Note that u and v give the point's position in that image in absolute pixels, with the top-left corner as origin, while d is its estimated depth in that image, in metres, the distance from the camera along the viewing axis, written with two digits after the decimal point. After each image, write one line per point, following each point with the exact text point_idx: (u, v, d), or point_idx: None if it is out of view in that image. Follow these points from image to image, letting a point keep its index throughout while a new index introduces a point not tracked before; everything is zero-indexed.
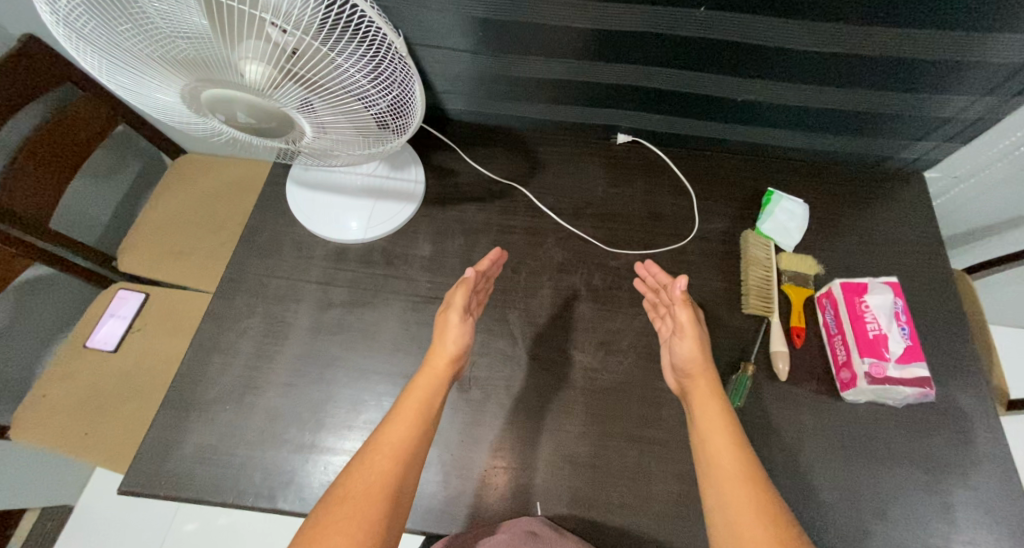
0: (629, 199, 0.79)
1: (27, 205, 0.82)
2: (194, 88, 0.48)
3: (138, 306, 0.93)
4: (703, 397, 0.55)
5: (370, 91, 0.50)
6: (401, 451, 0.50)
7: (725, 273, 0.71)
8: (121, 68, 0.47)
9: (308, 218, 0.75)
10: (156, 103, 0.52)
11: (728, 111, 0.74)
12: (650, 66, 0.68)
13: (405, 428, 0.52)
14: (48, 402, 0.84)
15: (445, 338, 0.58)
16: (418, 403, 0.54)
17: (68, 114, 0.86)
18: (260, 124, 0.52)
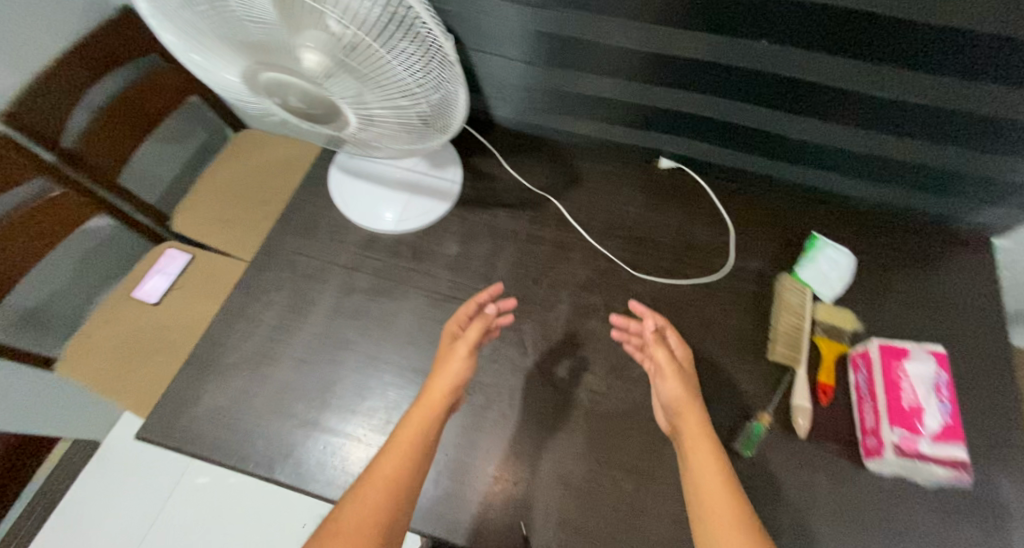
0: (664, 225, 0.77)
1: (101, 159, 0.89)
2: (255, 71, 0.50)
3: (184, 265, 0.98)
4: (694, 437, 0.53)
5: (415, 90, 0.51)
6: (393, 484, 0.49)
7: (754, 315, 0.68)
8: (195, 46, 0.50)
9: (347, 204, 0.78)
10: (220, 83, 0.55)
11: (780, 148, 0.72)
12: (703, 93, 0.67)
13: (398, 461, 0.51)
14: (92, 342, 0.90)
15: (448, 370, 0.58)
16: (413, 435, 0.53)
17: (149, 82, 0.93)
18: (309, 109, 0.54)
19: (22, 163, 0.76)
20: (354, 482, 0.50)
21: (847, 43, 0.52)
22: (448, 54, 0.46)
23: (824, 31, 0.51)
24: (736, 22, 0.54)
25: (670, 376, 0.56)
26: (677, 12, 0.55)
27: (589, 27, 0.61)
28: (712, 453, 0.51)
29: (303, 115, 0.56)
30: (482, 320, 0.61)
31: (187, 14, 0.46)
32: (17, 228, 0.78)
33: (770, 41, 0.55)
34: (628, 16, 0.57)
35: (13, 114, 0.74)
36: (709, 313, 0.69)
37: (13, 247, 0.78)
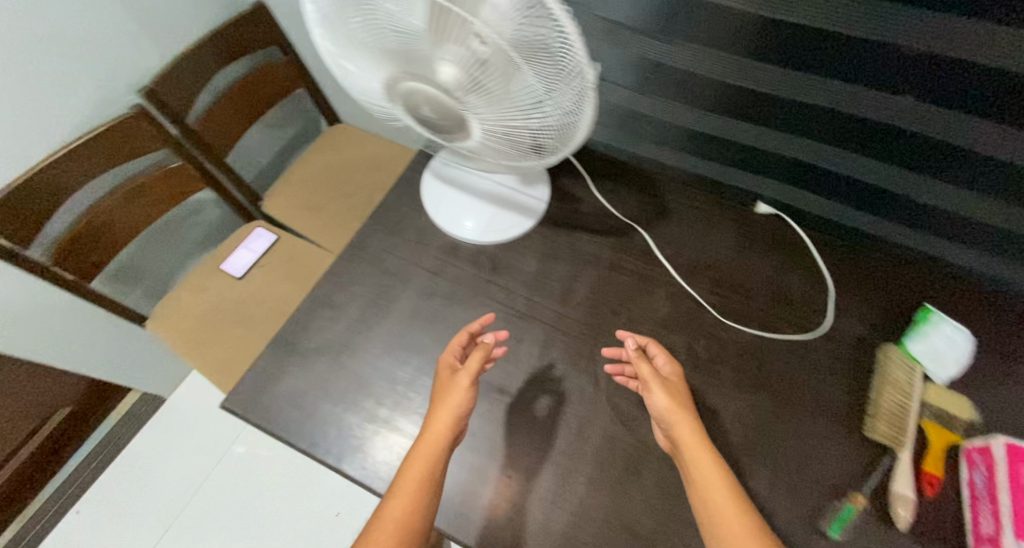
0: (754, 274, 0.74)
1: (216, 136, 0.95)
2: (393, 75, 0.52)
3: (269, 245, 1.03)
4: (690, 448, 0.51)
5: (538, 112, 0.51)
6: (406, 529, 0.48)
7: (850, 383, 0.63)
8: (343, 49, 0.53)
9: (435, 209, 0.80)
10: (357, 83, 0.58)
11: (885, 205, 0.71)
12: (812, 140, 0.68)
13: (407, 503, 0.49)
14: (180, 306, 0.96)
15: (446, 404, 0.54)
16: (419, 472, 0.51)
17: (267, 70, 1.00)
18: (434, 115, 0.55)
19: (152, 133, 0.82)
20: (363, 531, 0.48)
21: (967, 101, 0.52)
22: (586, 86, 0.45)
23: (936, 85, 0.52)
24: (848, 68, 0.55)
25: (656, 389, 0.55)
26: (789, 55, 0.58)
27: (709, 63, 0.63)
28: (713, 466, 0.49)
29: (419, 119, 0.58)
30: (482, 350, 0.58)
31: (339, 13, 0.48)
32: (135, 191, 0.83)
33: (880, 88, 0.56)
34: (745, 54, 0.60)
35: (153, 90, 0.80)
36: (799, 373, 0.64)
37: (128, 207, 0.84)
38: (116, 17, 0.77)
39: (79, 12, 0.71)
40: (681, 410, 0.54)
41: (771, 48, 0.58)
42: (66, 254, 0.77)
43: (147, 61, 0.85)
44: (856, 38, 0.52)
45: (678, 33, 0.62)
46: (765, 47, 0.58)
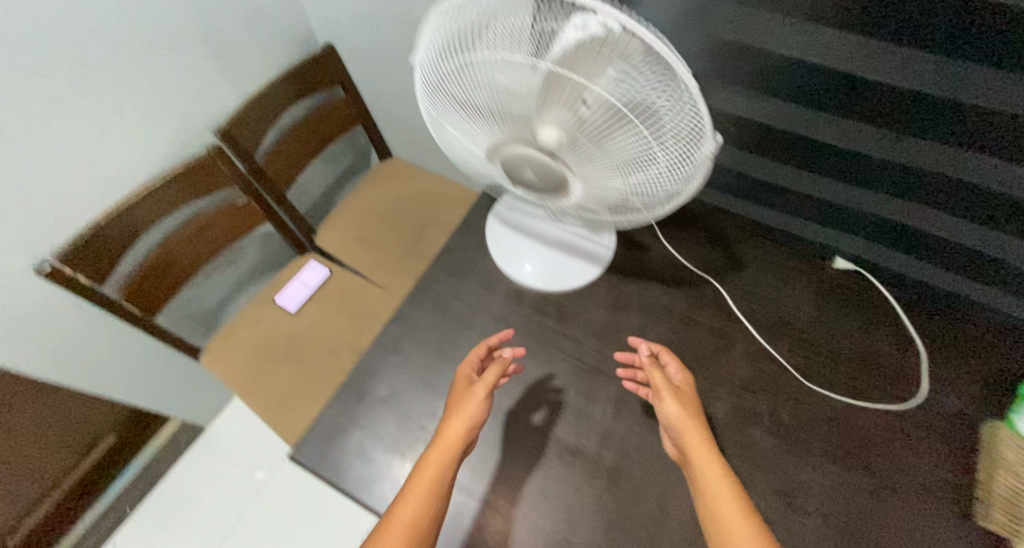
0: (838, 333, 0.70)
1: (279, 172, 0.96)
2: (492, 132, 0.52)
3: (322, 279, 1.04)
4: (699, 456, 0.50)
5: (638, 174, 0.48)
6: (415, 530, 0.46)
7: (953, 464, 0.59)
8: (442, 107, 0.53)
9: (501, 254, 0.79)
10: (448, 137, 0.58)
11: (977, 267, 0.67)
12: (895, 196, 0.65)
13: (419, 505, 0.47)
14: (234, 341, 0.96)
15: (461, 412, 0.54)
16: (430, 475, 0.49)
17: (330, 108, 1.02)
18: (527, 171, 0.54)
19: (225, 172, 0.84)
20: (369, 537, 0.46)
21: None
22: (699, 152, 0.43)
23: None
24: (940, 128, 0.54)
25: (668, 397, 0.55)
26: (878, 112, 0.56)
27: (797, 119, 0.63)
28: (721, 471, 0.49)
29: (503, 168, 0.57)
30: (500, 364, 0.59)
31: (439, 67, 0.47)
32: (203, 227, 0.85)
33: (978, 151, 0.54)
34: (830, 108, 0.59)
35: (228, 131, 0.83)
36: (894, 449, 0.61)
37: (196, 242, 0.85)
38: (201, 59, 0.80)
39: (168, 54, 0.74)
40: (690, 417, 0.54)
41: (860, 104, 0.57)
42: (137, 289, 0.78)
43: (223, 100, 0.87)
44: (962, 103, 0.50)
45: (762, 87, 0.62)
46: (853, 102, 0.57)
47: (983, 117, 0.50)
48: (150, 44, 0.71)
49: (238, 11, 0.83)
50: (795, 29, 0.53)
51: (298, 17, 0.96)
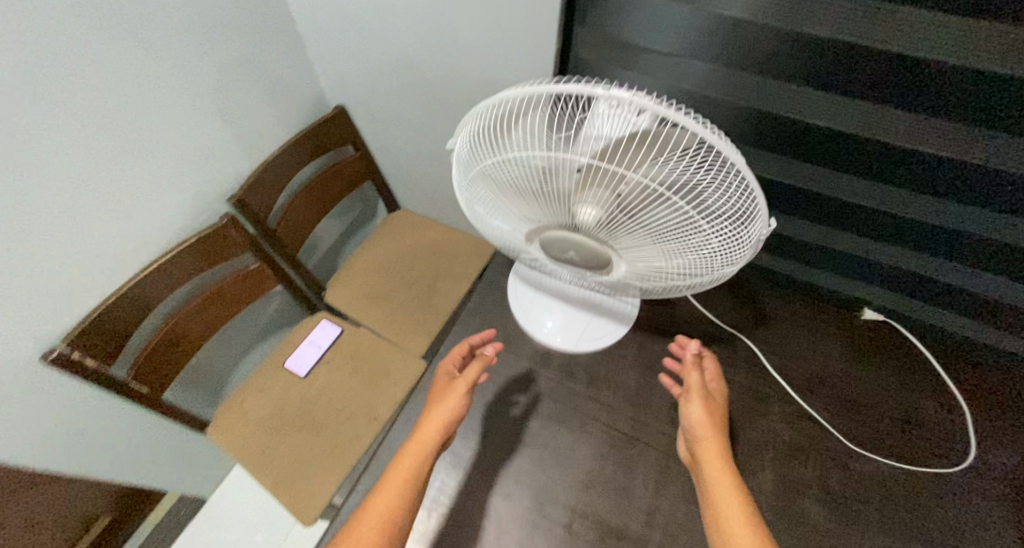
0: (877, 390, 0.68)
1: (289, 233, 0.95)
2: (530, 212, 0.51)
3: (334, 340, 1.01)
4: (715, 460, 0.54)
5: (683, 253, 0.46)
6: (390, 517, 0.50)
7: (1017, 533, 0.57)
8: (478, 189, 0.53)
9: (523, 315, 0.76)
10: (482, 215, 0.57)
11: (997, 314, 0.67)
12: (906, 249, 0.66)
13: (393, 497, 0.52)
14: (242, 411, 0.92)
15: (441, 406, 0.59)
16: (408, 468, 0.54)
17: (340, 167, 1.02)
18: (562, 248, 0.53)
19: (237, 239, 0.83)
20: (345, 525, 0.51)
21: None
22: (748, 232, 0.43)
23: None
24: (949, 187, 0.57)
25: (698, 401, 0.58)
26: (891, 173, 0.59)
27: (823, 180, 0.64)
28: (728, 482, 0.52)
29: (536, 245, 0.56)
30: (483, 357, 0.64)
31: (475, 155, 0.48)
32: (213, 295, 0.82)
33: (985, 208, 0.57)
34: (838, 169, 0.62)
35: (240, 199, 0.82)
36: (952, 517, 0.58)
37: (207, 312, 0.83)
38: (215, 129, 0.80)
39: (182, 128, 0.74)
40: (710, 427, 0.56)
41: (868, 165, 0.59)
42: (144, 366, 0.75)
43: (235, 166, 0.87)
44: (967, 163, 0.53)
45: (775, 149, 0.64)
46: (863, 163, 0.59)
47: (997, 179, 0.53)
48: (165, 119, 0.70)
49: (251, 81, 0.83)
50: (801, 98, 0.56)
51: (309, 81, 0.96)
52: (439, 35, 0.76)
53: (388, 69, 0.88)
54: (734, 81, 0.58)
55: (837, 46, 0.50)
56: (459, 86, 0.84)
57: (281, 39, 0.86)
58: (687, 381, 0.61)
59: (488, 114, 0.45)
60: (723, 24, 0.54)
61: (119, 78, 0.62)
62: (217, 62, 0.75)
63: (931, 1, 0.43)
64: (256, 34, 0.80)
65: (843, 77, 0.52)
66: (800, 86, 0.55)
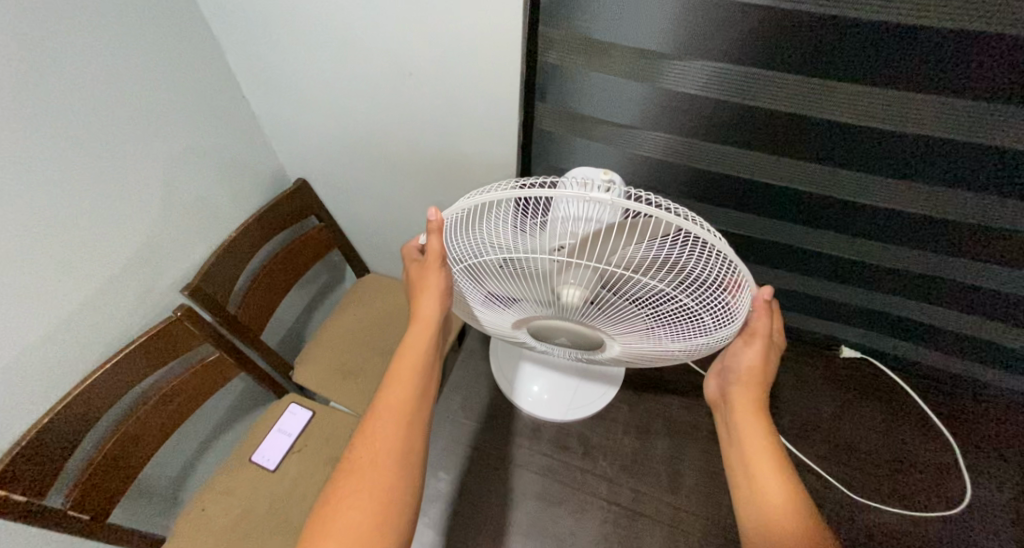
0: (867, 433, 0.71)
1: (253, 316, 0.89)
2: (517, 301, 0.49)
3: (305, 424, 0.94)
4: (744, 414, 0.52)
5: (675, 325, 0.44)
6: (403, 415, 0.50)
7: None
8: (462, 285, 0.51)
9: (509, 386, 0.73)
10: (470, 310, 0.56)
11: (954, 347, 0.71)
12: (865, 290, 0.70)
13: (405, 390, 0.51)
14: (203, 519, 0.82)
15: (427, 291, 0.51)
16: (410, 365, 0.53)
17: (306, 239, 0.98)
18: (551, 330, 0.52)
19: (195, 332, 0.77)
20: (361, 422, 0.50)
21: (996, 268, 0.59)
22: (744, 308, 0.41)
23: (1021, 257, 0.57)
24: (895, 234, 0.61)
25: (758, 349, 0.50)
26: (843, 223, 0.63)
27: (791, 233, 0.68)
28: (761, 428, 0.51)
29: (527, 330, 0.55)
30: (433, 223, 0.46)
31: (450, 259, 0.48)
32: (165, 396, 0.75)
33: (929, 251, 0.61)
34: (796, 222, 0.66)
35: (196, 287, 0.77)
36: None
37: (159, 416, 0.75)
38: (169, 218, 0.76)
39: (127, 226, 0.69)
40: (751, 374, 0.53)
41: (824, 217, 0.63)
42: (82, 492, 0.67)
43: (191, 252, 0.83)
44: (906, 212, 0.58)
45: (738, 204, 0.67)
46: (818, 215, 0.64)
47: (948, 230, 0.58)
48: (108, 220, 0.66)
49: (203, 168, 0.80)
50: (755, 160, 0.61)
51: (268, 157, 0.94)
52: (400, 110, 0.76)
53: (346, 140, 0.87)
54: (695, 145, 0.62)
55: (780, 115, 0.55)
56: (424, 156, 0.84)
57: (237, 120, 0.84)
58: (752, 324, 0.49)
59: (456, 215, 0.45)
60: (681, 99, 0.58)
61: (58, 192, 0.59)
62: (168, 150, 0.73)
63: (870, 79, 0.49)
64: (208, 118, 0.79)
65: (788, 141, 0.57)
66: (760, 149, 0.59)
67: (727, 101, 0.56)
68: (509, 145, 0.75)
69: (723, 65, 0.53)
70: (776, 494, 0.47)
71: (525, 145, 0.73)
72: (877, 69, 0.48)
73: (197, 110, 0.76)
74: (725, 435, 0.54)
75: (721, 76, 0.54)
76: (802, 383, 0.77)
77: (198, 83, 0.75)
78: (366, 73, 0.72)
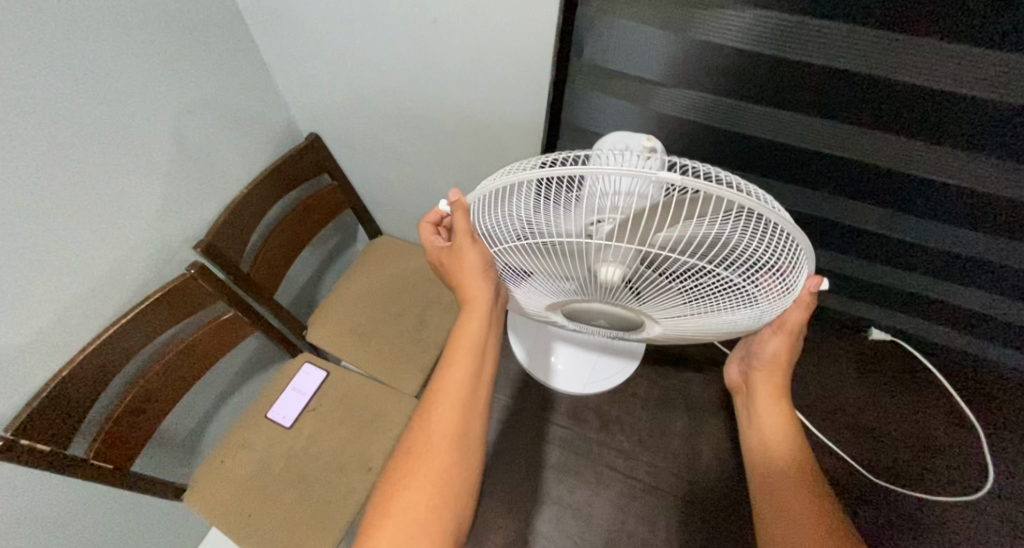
0: (893, 416, 0.70)
1: (265, 275, 0.88)
2: (547, 282, 0.47)
3: (319, 383, 0.94)
4: (764, 410, 0.52)
5: (714, 305, 0.42)
6: (461, 399, 0.48)
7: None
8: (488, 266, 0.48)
9: (527, 357, 0.71)
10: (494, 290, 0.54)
11: (950, 317, 0.74)
12: (873, 262, 0.72)
13: (461, 377, 0.49)
14: (224, 470, 0.85)
15: (468, 272, 0.47)
16: (467, 347, 0.50)
17: (317, 197, 0.95)
18: (582, 312, 0.50)
19: (210, 291, 0.76)
20: (421, 405, 0.49)
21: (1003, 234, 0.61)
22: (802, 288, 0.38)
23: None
24: (908, 202, 0.62)
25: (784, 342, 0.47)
26: (855, 189, 0.64)
27: (823, 205, 0.68)
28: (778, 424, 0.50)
29: (558, 311, 0.53)
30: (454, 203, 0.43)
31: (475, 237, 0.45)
32: (182, 352, 0.75)
33: (934, 220, 0.63)
34: (810, 188, 0.66)
35: (209, 245, 0.75)
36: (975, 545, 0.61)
37: (177, 371, 0.75)
38: (181, 171, 0.73)
39: (142, 177, 0.67)
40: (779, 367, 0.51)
41: (840, 182, 0.64)
42: (105, 443, 0.68)
43: (205, 208, 0.80)
44: (920, 176, 0.59)
45: (754, 167, 0.67)
46: (835, 180, 0.64)
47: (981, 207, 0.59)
48: (123, 171, 0.64)
49: (216, 118, 0.77)
50: (780, 120, 0.60)
51: (279, 109, 0.90)
52: (423, 63, 0.71)
53: (366, 94, 0.82)
54: (725, 103, 0.60)
55: (820, 68, 0.53)
56: (447, 114, 0.79)
57: (249, 67, 0.80)
58: (785, 318, 0.44)
59: (482, 196, 0.41)
60: (719, 52, 0.56)
61: (70, 143, 0.57)
62: (178, 98, 0.69)
63: (935, 33, 0.46)
64: (218, 66, 0.74)
65: (820, 100, 0.56)
66: (806, 111, 0.58)
67: (767, 55, 0.54)
68: (538, 106, 0.69)
69: (767, 13, 0.51)
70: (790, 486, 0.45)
71: (554, 103, 0.69)
72: (942, 25, 0.46)
73: (210, 57, 0.72)
74: (744, 427, 0.54)
75: (757, 24, 0.52)
76: (824, 362, 0.75)
77: (211, 24, 0.70)
78: (387, 20, 0.66)
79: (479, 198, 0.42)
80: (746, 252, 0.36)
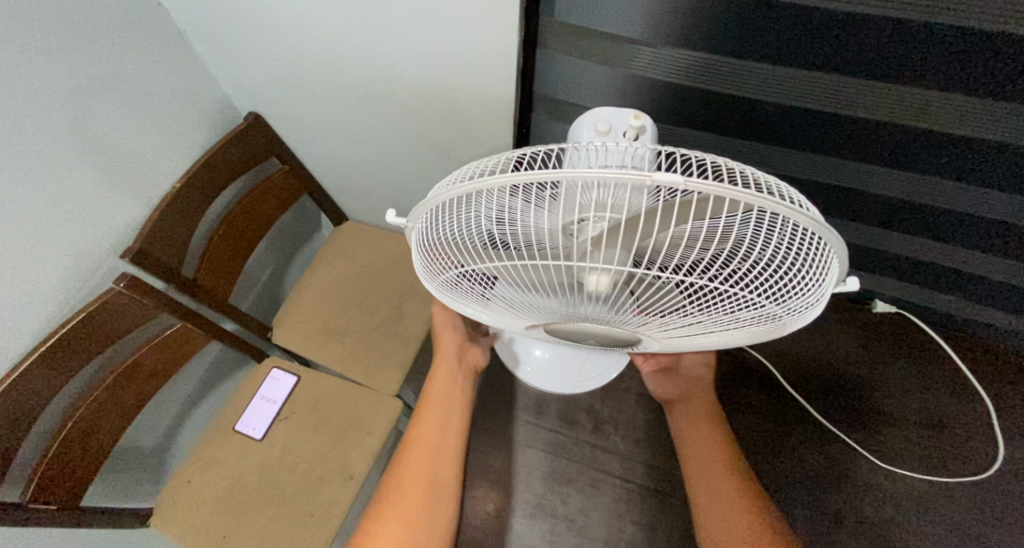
0: (903, 403, 0.87)
1: (213, 277, 0.78)
2: (524, 291, 0.39)
3: (289, 389, 0.87)
4: (695, 413, 0.62)
5: (722, 315, 0.35)
6: (435, 443, 0.58)
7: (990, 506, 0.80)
8: (452, 277, 0.41)
9: (519, 363, 0.71)
10: (463, 304, 0.46)
11: (920, 270, 0.80)
12: (851, 217, 0.75)
13: (433, 424, 0.59)
14: (191, 491, 0.79)
15: (445, 331, 0.66)
16: (438, 399, 0.62)
17: (266, 185, 0.84)
18: (571, 331, 0.43)
19: (147, 306, 0.66)
20: (399, 447, 0.59)
21: (995, 175, 0.60)
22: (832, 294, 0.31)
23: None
24: (905, 158, 0.61)
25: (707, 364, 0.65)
26: (845, 143, 0.62)
27: (812, 164, 0.67)
28: (711, 427, 0.60)
29: (541, 327, 0.45)
30: None
31: (435, 246, 0.37)
32: (123, 375, 0.67)
33: (927, 176, 0.63)
34: (804, 147, 0.64)
35: (139, 252, 0.65)
36: (956, 502, 0.80)
37: (123, 394, 0.68)
38: (93, 169, 0.63)
39: (42, 182, 0.57)
40: (700, 380, 0.65)
41: (834, 139, 0.62)
42: (45, 482, 0.61)
43: (131, 207, 0.70)
44: (920, 126, 0.56)
45: (746, 125, 0.63)
46: (829, 138, 0.62)
47: (984, 160, 0.58)
48: (20, 178, 0.54)
49: (129, 101, 0.65)
50: (780, 75, 0.55)
51: (208, 85, 0.78)
52: (369, 32, 0.61)
53: (307, 67, 0.71)
54: (718, 63, 0.56)
55: (829, 15, 0.47)
56: (402, 87, 0.69)
57: (157, 36, 0.67)
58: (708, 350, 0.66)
59: (433, 208, 0.33)
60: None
61: None
62: (71, 82, 0.57)
63: None
64: (122, 39, 0.62)
65: (832, 53, 0.51)
66: (814, 66, 0.53)
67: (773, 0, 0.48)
68: (505, 73, 0.60)
69: None
70: (727, 478, 0.55)
71: (524, 70, 0.60)
72: None
73: (110, 30, 0.60)
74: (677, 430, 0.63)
75: None
76: (840, 355, 0.91)
77: None
78: None
79: (431, 208, 0.33)
80: (762, 252, 0.29)
